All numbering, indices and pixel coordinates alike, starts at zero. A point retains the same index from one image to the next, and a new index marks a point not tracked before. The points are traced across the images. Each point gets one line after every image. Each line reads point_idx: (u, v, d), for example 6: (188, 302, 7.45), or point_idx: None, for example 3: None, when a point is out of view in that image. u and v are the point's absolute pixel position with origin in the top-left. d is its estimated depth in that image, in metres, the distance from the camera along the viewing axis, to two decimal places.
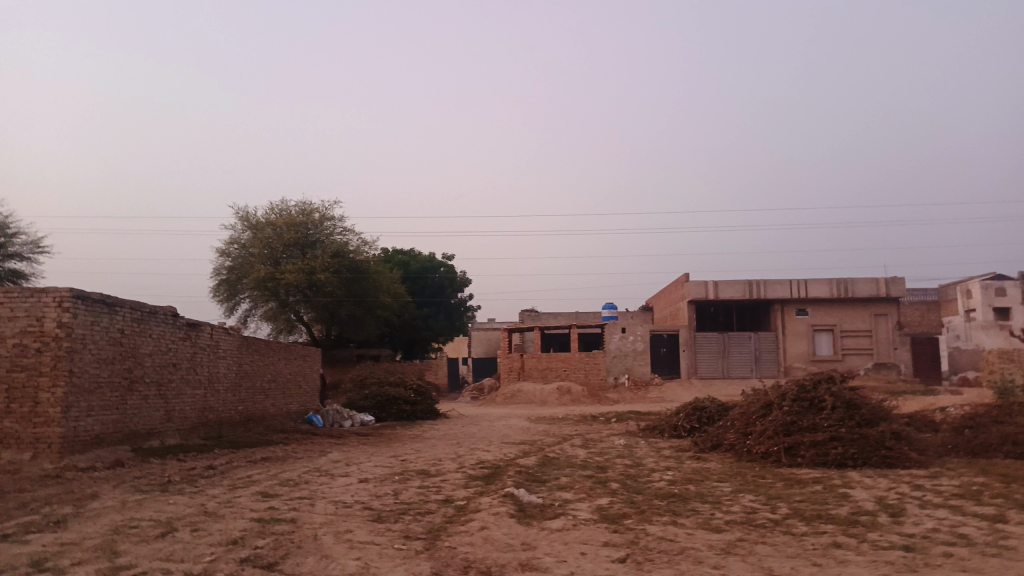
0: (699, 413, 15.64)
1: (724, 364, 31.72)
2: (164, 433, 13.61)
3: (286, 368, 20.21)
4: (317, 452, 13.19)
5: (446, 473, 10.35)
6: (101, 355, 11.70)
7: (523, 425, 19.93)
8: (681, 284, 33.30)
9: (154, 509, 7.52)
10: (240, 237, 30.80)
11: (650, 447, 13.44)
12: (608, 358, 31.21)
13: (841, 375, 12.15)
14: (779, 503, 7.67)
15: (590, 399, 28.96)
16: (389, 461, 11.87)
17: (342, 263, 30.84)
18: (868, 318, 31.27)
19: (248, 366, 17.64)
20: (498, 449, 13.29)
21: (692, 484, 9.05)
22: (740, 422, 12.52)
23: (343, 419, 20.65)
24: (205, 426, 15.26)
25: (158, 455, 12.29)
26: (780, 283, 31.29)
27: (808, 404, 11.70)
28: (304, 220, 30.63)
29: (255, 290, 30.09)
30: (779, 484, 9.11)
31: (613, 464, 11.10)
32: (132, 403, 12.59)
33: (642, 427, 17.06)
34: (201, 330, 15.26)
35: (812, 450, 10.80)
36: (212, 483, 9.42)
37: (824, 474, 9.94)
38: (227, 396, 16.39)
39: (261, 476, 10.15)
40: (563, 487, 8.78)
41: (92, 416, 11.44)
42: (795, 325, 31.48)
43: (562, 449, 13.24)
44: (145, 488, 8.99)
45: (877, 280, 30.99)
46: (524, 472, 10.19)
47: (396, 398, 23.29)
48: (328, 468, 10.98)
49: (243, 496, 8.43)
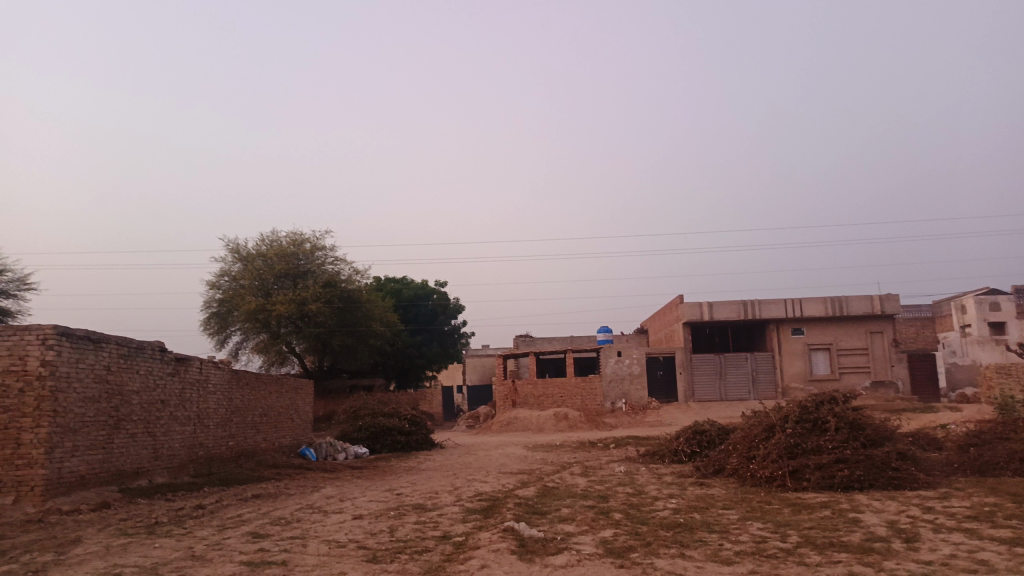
0: (699, 437, 15.38)
1: (722, 386, 31.49)
2: (152, 472, 13.26)
3: (278, 401, 19.88)
4: (310, 488, 12.85)
5: (443, 507, 10.05)
6: (85, 394, 11.40)
7: (521, 453, 19.58)
8: (675, 305, 33.16)
9: (139, 554, 7.20)
10: (230, 269, 30.55)
11: (651, 474, 13.17)
12: (604, 382, 30.93)
13: (843, 395, 11.95)
14: (789, 530, 7.42)
15: (587, 424, 28.63)
16: (384, 496, 11.55)
17: (334, 293, 30.59)
18: (864, 336, 31.14)
19: (239, 400, 17.31)
20: (496, 480, 12.99)
21: (697, 512, 8.79)
22: (743, 446, 12.28)
23: (337, 452, 20.28)
24: (194, 463, 14.91)
25: (146, 495, 11.95)
26: (775, 303, 31.17)
27: (811, 425, 11.47)
28: (294, 250, 30.42)
29: (246, 322, 29.77)
30: (786, 510, 8.86)
31: (615, 493, 10.82)
32: (119, 441, 12.26)
33: (642, 453, 16.77)
34: (190, 365, 14.96)
35: (818, 473, 10.57)
36: (201, 523, 9.10)
37: (832, 498, 9.69)
38: (217, 431, 16.05)
39: (252, 515, 9.83)
40: (564, 519, 8.51)
41: (77, 456, 11.11)
42: (791, 345, 31.32)
43: (562, 477, 12.96)
44: (131, 531, 8.67)
45: (872, 297, 30.91)
46: (524, 503, 9.91)
47: (390, 428, 22.92)
48: (322, 504, 10.66)
49: (232, 537, 8.13)
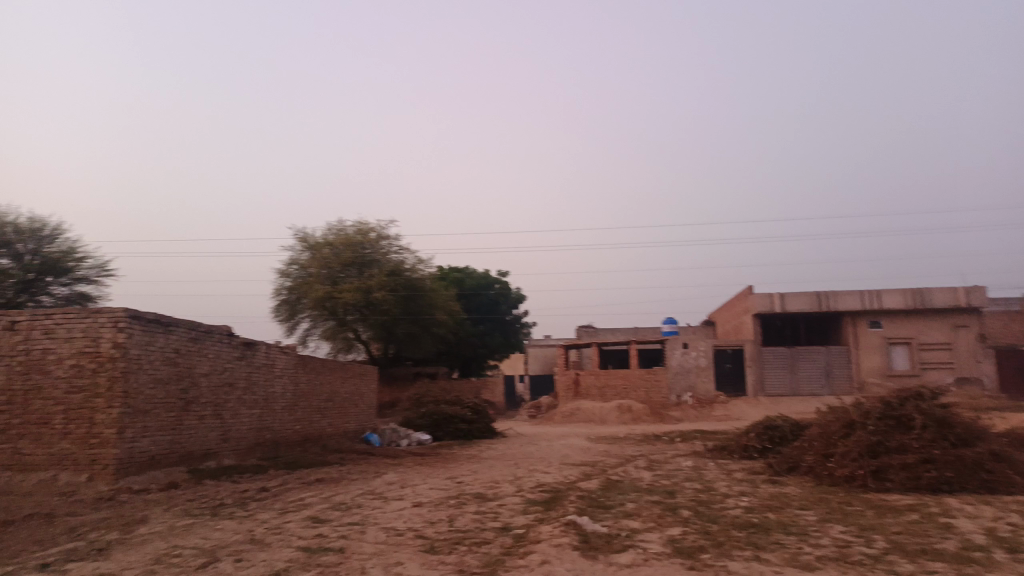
0: (771, 432, 14.73)
1: (793, 381, 30.37)
2: (220, 453, 13.51)
3: (343, 387, 20.07)
4: (372, 474, 12.83)
5: (504, 497, 9.82)
6: (155, 376, 11.62)
7: (584, 444, 19.26)
8: (745, 296, 32.14)
9: (200, 536, 7.19)
10: (299, 257, 31.10)
11: (720, 469, 12.65)
12: (669, 374, 30.23)
13: (931, 391, 11.16)
14: (874, 535, 6.88)
15: (652, 417, 28.05)
16: (444, 484, 11.40)
17: (399, 281, 30.80)
18: (948, 330, 29.51)
19: (305, 385, 17.52)
20: (558, 471, 12.71)
21: (771, 512, 8.29)
22: (820, 443, 11.63)
23: (400, 438, 20.40)
24: (261, 446, 15.14)
25: (214, 476, 12.13)
26: (851, 294, 29.82)
27: (895, 422, 10.75)
28: (360, 239, 30.76)
29: (314, 310, 30.26)
30: (870, 512, 8.27)
31: (682, 488, 10.38)
32: (188, 423, 12.49)
33: (709, 447, 16.20)
34: (257, 349, 15.16)
35: (903, 474, 9.89)
36: (263, 507, 9.11)
37: (919, 501, 9.02)
38: (284, 415, 16.27)
39: (314, 499, 9.81)
40: (630, 514, 8.15)
41: (147, 437, 11.34)
42: (868, 338, 29.94)
43: (627, 471, 12.58)
44: (196, 512, 8.74)
45: (957, 289, 29.24)
46: (587, 496, 9.59)
47: (453, 416, 22.90)
48: (383, 491, 10.59)
49: (293, 521, 8.09)
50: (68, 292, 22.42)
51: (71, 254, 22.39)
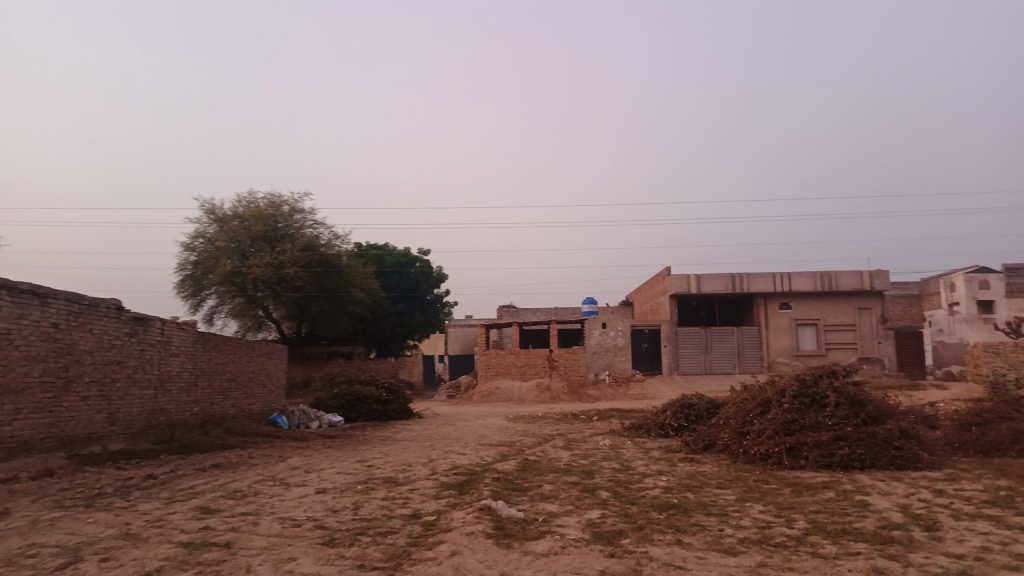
0: (687, 410, 14.75)
1: (707, 360, 30.97)
2: (107, 437, 12.42)
3: (249, 366, 19.01)
4: (276, 457, 12.06)
5: (415, 481, 9.29)
6: (30, 353, 10.47)
7: (502, 424, 18.91)
8: (662, 277, 32.49)
9: (65, 531, 6.35)
10: (206, 231, 29.37)
11: (637, 449, 12.50)
12: (588, 354, 30.31)
13: (844, 369, 11.28)
14: (795, 514, 6.72)
15: (570, 396, 28.03)
16: (353, 468, 10.78)
17: (313, 257, 29.58)
18: (852, 312, 30.68)
19: (205, 364, 16.41)
20: (474, 452, 12.28)
21: (690, 492, 8.07)
22: (736, 420, 11.60)
23: (310, 420, 19.53)
24: (155, 429, 14.07)
25: (96, 463, 11.09)
26: (763, 277, 30.56)
27: (810, 401, 10.79)
28: (273, 213, 29.36)
29: (221, 286, 28.70)
30: (788, 491, 8.16)
31: (600, 468, 10.12)
32: (68, 405, 11.37)
33: (626, 426, 16.13)
34: (151, 325, 14.03)
35: (817, 451, 9.94)
36: (148, 496, 8.27)
37: (833, 478, 9.04)
38: (181, 396, 15.19)
39: (207, 486, 9.02)
40: (547, 497, 7.77)
41: (19, 421, 10.20)
42: (778, 319, 30.81)
43: (544, 451, 12.26)
44: (68, 503, 7.83)
45: (861, 273, 30.37)
46: (503, 479, 9.17)
47: (367, 396, 22.14)
48: (285, 476, 9.89)
49: (179, 512, 7.33)
50: None
51: None
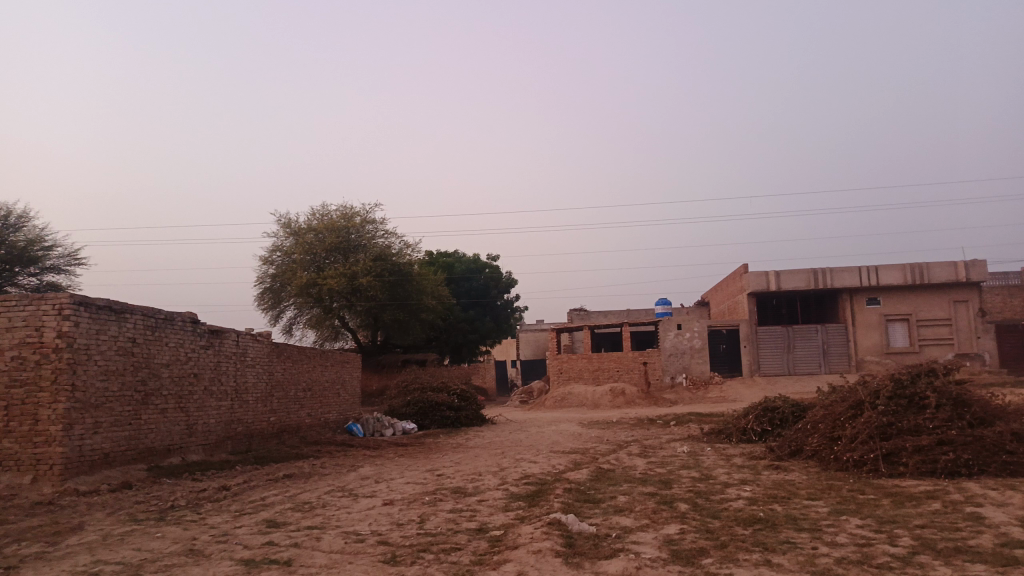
0: (770, 414, 13.97)
1: (790, 360, 29.66)
2: (186, 449, 12.66)
3: (323, 375, 19.21)
4: (348, 467, 12.01)
5: (485, 492, 9.00)
6: (108, 367, 10.73)
7: (575, 430, 18.46)
8: (739, 275, 31.38)
9: (132, 547, 6.32)
10: (282, 244, 30.08)
11: (718, 455, 11.87)
12: (663, 357, 29.52)
13: (945, 367, 10.38)
14: (897, 530, 6.08)
15: (645, 400, 27.31)
16: (422, 478, 10.58)
17: (385, 266, 29.90)
18: (947, 306, 28.81)
19: (280, 374, 16.63)
20: (546, 460, 11.92)
21: (778, 504, 7.47)
22: (825, 424, 10.84)
23: (384, 428, 19.58)
24: (232, 440, 14.30)
25: (175, 474, 11.27)
26: (848, 271, 29.02)
27: (907, 402, 9.97)
28: (345, 224, 29.87)
29: (298, 297, 29.32)
30: (887, 502, 7.44)
31: (679, 477, 9.57)
32: (148, 417, 11.62)
33: (706, 431, 15.43)
34: (225, 337, 14.27)
35: (917, 457, 9.12)
36: (218, 509, 8.26)
37: (938, 487, 8.25)
38: (257, 406, 15.40)
39: (277, 498, 8.96)
40: (621, 509, 7.32)
41: (100, 434, 10.46)
42: (866, 316, 29.23)
43: (619, 459, 11.77)
44: (141, 517, 7.88)
45: (956, 263, 28.48)
46: (575, 489, 8.77)
47: (439, 404, 22.06)
48: (354, 487, 9.76)
49: (245, 526, 7.24)
50: (37, 282, 21.45)
51: (38, 243, 21.43)
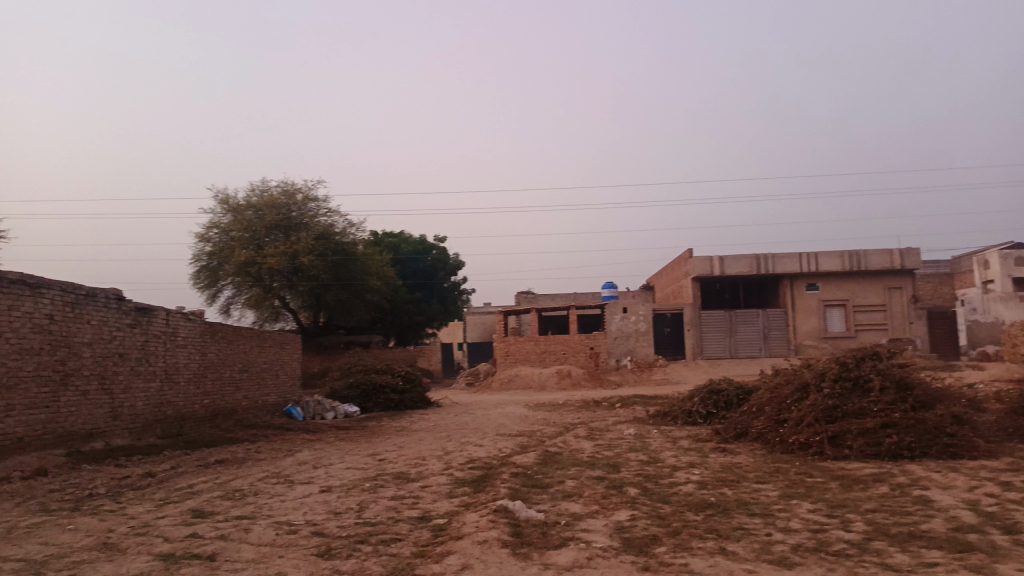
0: (715, 396, 13.98)
1: (732, 344, 30.09)
2: (110, 433, 11.92)
3: (261, 356, 18.48)
4: (285, 451, 11.49)
5: (428, 477, 8.66)
6: (22, 346, 9.95)
7: (521, 413, 18.27)
8: (684, 259, 31.60)
9: (38, 541, 5.75)
10: (219, 221, 28.90)
11: (665, 438, 11.77)
12: (608, 339, 29.57)
13: (888, 350, 10.46)
14: (849, 514, 5.99)
15: (591, 382, 27.31)
16: (363, 462, 10.17)
17: (328, 245, 29.06)
18: (882, 292, 29.60)
19: (214, 355, 15.88)
20: (492, 443, 11.64)
21: (727, 488, 7.34)
22: (771, 407, 10.84)
23: (325, 411, 19.01)
24: (162, 423, 13.58)
25: (96, 460, 10.58)
26: (790, 257, 29.49)
27: (852, 385, 10.01)
28: (286, 201, 28.87)
29: (237, 276, 28.25)
30: (835, 485, 7.39)
31: (627, 461, 9.39)
32: (67, 399, 10.87)
33: (651, 414, 15.40)
34: (154, 315, 13.50)
35: (862, 440, 9.15)
36: (140, 497, 7.70)
37: (883, 469, 8.27)
38: (188, 388, 14.68)
39: (206, 485, 8.42)
40: (569, 495, 7.08)
41: (12, 417, 9.71)
42: (806, 301, 29.81)
43: (566, 442, 11.58)
44: (53, 507, 7.27)
45: (892, 251, 29.21)
46: (522, 474, 8.49)
47: (382, 386, 21.56)
48: (290, 472, 9.29)
49: (169, 516, 6.72)
50: None
51: None
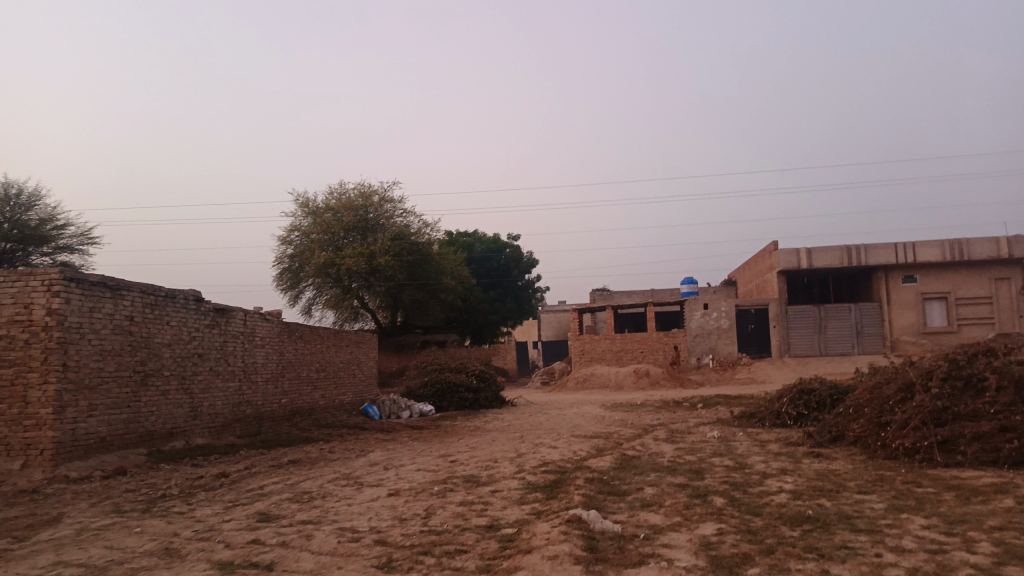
0: (806, 397, 13.09)
1: (821, 341, 28.60)
2: (190, 432, 12.11)
3: (338, 356, 18.60)
4: (357, 452, 11.36)
5: (499, 481, 8.28)
6: (103, 347, 10.15)
7: (597, 413, 17.73)
8: (769, 252, 30.22)
9: (103, 545, 5.68)
10: (300, 224, 29.51)
11: (752, 442, 11.03)
12: (689, 337, 28.59)
13: (1005, 346, 9.46)
14: (970, 532, 5.25)
15: (671, 381, 26.43)
16: (434, 464, 9.89)
17: (404, 245, 29.22)
18: (988, 284, 27.50)
19: (291, 355, 16.02)
20: (567, 446, 11.18)
21: (825, 499, 6.65)
22: (872, 408, 9.96)
23: (400, 410, 18.97)
24: (240, 423, 13.75)
25: (175, 459, 10.72)
26: (884, 248, 27.78)
27: (964, 384, 9.08)
28: (363, 203, 29.20)
29: (317, 278, 28.74)
30: (950, 497, 6.58)
31: (711, 467, 8.76)
32: (148, 399, 11.08)
33: (736, 415, 14.59)
34: (232, 316, 13.67)
35: (976, 445, 8.23)
36: (210, 499, 7.64)
37: (1004, 479, 7.37)
38: (267, 388, 14.84)
39: (275, 487, 8.32)
40: (649, 504, 6.56)
41: (96, 417, 9.92)
42: (902, 294, 28.03)
43: (645, 444, 11.01)
44: (125, 508, 7.27)
45: (998, 239, 27.11)
46: (598, 479, 8.01)
47: (457, 385, 21.40)
48: (360, 474, 9.10)
49: (234, 520, 6.59)
50: (51, 262, 21.09)
51: (51, 222, 21.04)
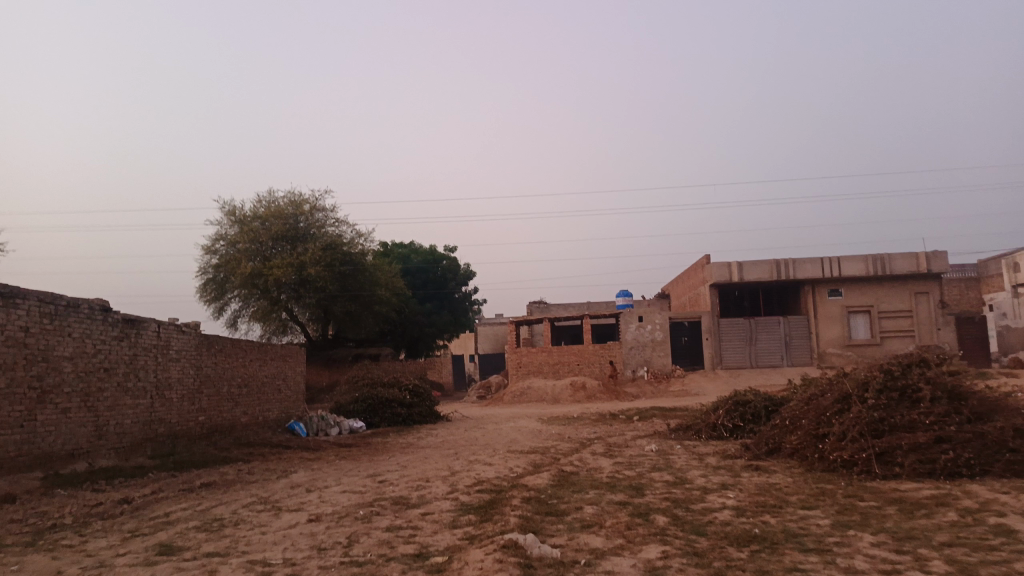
0: (742, 408, 13.04)
1: (752, 353, 29.04)
2: (94, 453, 11.14)
3: (262, 371, 17.68)
4: (279, 472, 10.65)
5: (431, 502, 7.78)
6: None
7: (534, 427, 17.38)
8: (702, 265, 30.58)
9: None
10: (225, 233, 28.21)
11: (691, 455, 10.82)
12: (624, 350, 28.59)
13: (937, 356, 9.50)
14: (920, 549, 5.05)
15: (607, 394, 26.32)
16: (361, 485, 9.28)
17: (335, 255, 28.31)
18: (908, 298, 28.48)
19: (210, 369, 15.08)
20: (502, 462, 10.73)
21: (770, 515, 6.41)
22: (809, 420, 9.88)
23: (329, 427, 18.15)
24: (152, 442, 12.77)
25: (75, 484, 9.78)
26: (811, 263, 28.47)
27: (899, 395, 9.08)
28: (293, 212, 28.19)
29: (243, 289, 27.50)
30: (894, 511, 6.44)
31: (651, 482, 8.47)
32: (45, 418, 10.10)
33: (673, 427, 14.43)
34: (144, 328, 12.74)
35: (913, 457, 8.17)
36: (107, 529, 6.87)
37: (942, 491, 7.31)
38: (182, 404, 13.89)
39: (183, 513, 7.58)
40: (589, 525, 6.17)
41: None
42: (828, 307, 28.75)
43: (583, 459, 10.67)
44: (6, 542, 6.44)
45: (917, 255, 28.12)
46: (535, 498, 7.59)
47: (389, 400, 20.68)
48: (279, 497, 8.44)
49: (131, 553, 5.88)
50: None
51: None
